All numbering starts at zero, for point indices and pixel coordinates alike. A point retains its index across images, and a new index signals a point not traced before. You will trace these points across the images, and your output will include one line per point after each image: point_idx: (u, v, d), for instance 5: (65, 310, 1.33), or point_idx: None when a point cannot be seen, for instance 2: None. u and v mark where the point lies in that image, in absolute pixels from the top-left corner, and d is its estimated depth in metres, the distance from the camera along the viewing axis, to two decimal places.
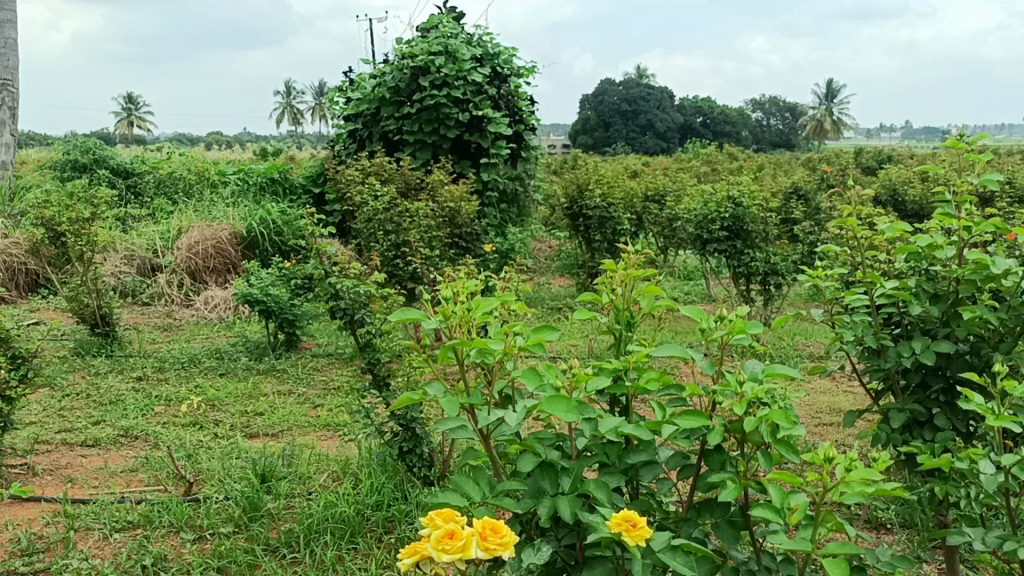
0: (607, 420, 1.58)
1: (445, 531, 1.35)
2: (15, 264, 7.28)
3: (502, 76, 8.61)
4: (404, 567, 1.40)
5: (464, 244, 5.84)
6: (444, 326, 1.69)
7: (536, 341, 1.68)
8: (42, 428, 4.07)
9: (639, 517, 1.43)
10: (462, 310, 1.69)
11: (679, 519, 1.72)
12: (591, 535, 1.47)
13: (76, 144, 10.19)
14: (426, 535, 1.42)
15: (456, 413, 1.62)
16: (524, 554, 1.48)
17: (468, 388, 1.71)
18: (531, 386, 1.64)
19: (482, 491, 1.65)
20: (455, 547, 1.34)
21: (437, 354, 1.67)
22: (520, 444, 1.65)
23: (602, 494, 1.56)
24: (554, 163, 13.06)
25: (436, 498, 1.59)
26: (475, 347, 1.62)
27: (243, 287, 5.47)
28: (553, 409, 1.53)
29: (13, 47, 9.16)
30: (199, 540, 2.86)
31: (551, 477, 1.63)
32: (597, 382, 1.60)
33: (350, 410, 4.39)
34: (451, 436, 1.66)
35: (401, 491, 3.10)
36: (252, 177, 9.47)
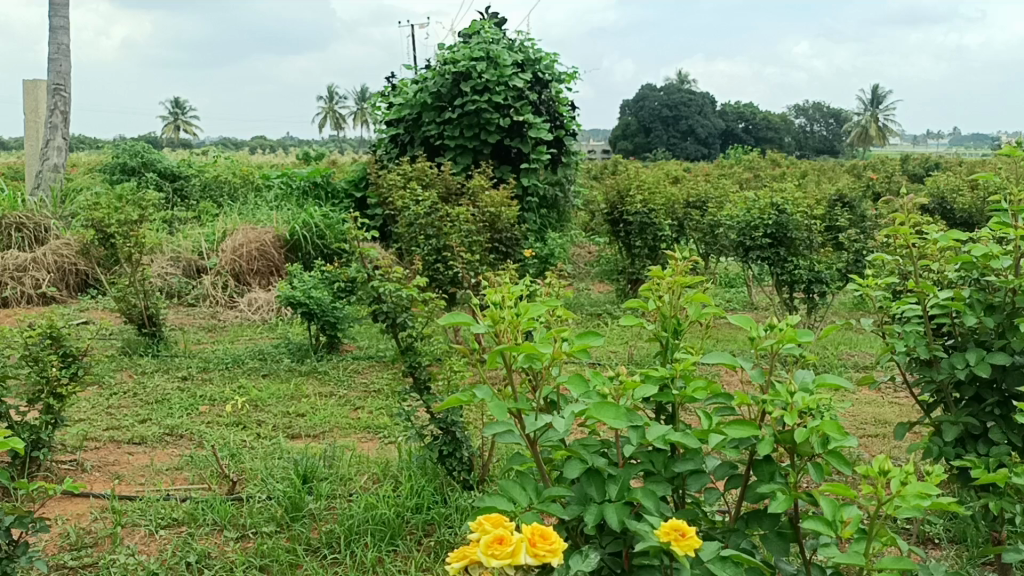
0: (654, 428, 1.57)
1: (495, 536, 1.35)
2: (66, 264, 7.45)
3: (543, 81, 8.63)
4: (452, 572, 1.40)
5: (504, 249, 5.85)
6: (491, 330, 1.70)
7: (581, 346, 1.67)
8: (91, 425, 4.16)
9: (688, 526, 1.42)
10: (510, 314, 1.69)
11: (727, 529, 1.70)
12: (640, 544, 1.46)
13: (125, 147, 10.39)
14: (475, 540, 1.41)
15: (503, 417, 1.61)
16: (571, 561, 1.47)
17: (516, 393, 1.70)
18: (576, 392, 1.63)
19: (528, 496, 1.64)
20: (504, 552, 1.34)
21: (484, 359, 1.68)
22: (566, 450, 1.65)
23: (649, 503, 1.55)
24: (595, 169, 13.06)
25: (484, 503, 1.59)
26: (523, 351, 1.62)
27: (286, 290, 5.54)
28: (602, 416, 1.53)
29: (65, 53, 9.43)
30: (242, 538, 2.90)
31: (598, 484, 1.62)
32: (645, 389, 1.59)
33: (390, 413, 4.42)
34: (499, 440, 1.66)
35: (441, 495, 3.11)
36: (296, 181, 9.59)
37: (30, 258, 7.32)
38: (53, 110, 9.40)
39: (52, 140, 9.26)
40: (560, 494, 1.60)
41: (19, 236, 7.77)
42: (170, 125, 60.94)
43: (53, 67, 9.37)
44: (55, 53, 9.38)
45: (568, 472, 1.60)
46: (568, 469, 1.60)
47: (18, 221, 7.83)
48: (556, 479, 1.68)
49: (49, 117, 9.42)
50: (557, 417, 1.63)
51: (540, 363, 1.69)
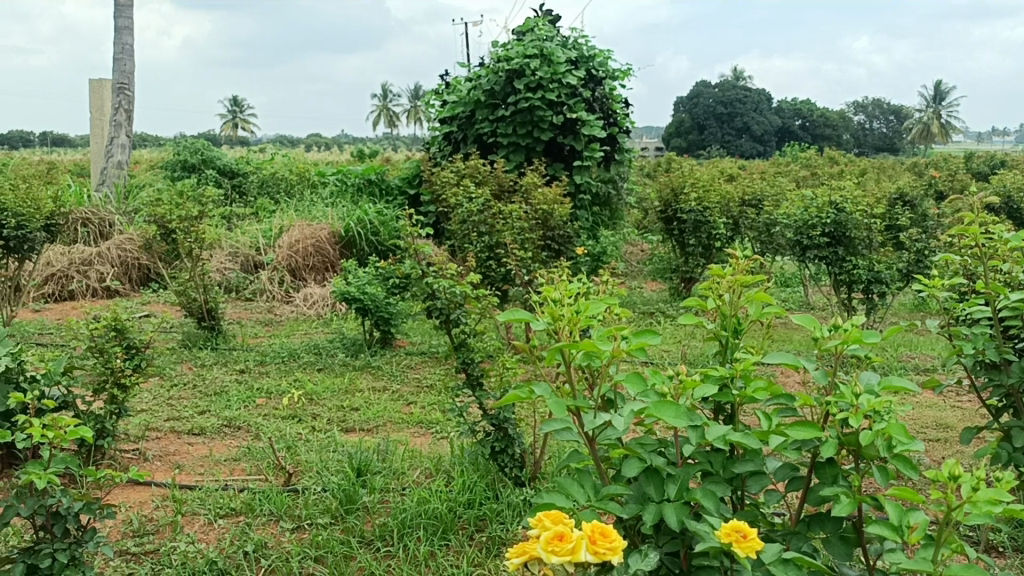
0: (714, 428, 1.55)
1: (554, 533, 1.35)
2: (129, 259, 7.65)
3: (597, 78, 8.59)
4: (512, 567, 1.40)
5: (557, 246, 5.84)
6: (550, 328, 1.70)
7: (639, 345, 1.66)
8: (153, 415, 4.27)
9: (749, 528, 1.40)
10: (570, 311, 1.69)
11: (787, 532, 1.68)
12: (699, 544, 1.45)
13: (185, 145, 10.61)
14: (534, 536, 1.41)
15: (562, 414, 1.61)
16: (631, 560, 1.47)
17: (575, 391, 1.70)
18: (634, 390, 1.62)
19: (586, 493, 1.64)
20: (564, 549, 1.33)
21: (543, 356, 1.68)
22: (624, 449, 1.64)
23: (709, 503, 1.54)
24: (649, 166, 12.97)
25: (541, 500, 1.59)
26: (582, 349, 1.62)
27: (341, 285, 5.62)
28: (662, 414, 1.52)
29: (129, 53, 9.68)
30: (298, 529, 2.94)
31: (657, 483, 1.62)
32: (705, 388, 1.58)
33: (442, 409, 4.45)
34: (556, 438, 1.67)
35: (493, 491, 3.13)
36: (351, 178, 9.72)
37: (95, 252, 7.52)
38: (118, 108, 9.65)
39: (116, 138, 9.50)
40: (619, 492, 1.59)
41: (85, 231, 8.01)
42: (229, 124, 62.37)
43: (118, 66, 9.62)
44: (120, 53, 9.64)
45: (626, 470, 1.59)
46: (626, 468, 1.59)
47: (84, 216, 8.06)
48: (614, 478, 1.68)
49: (113, 116, 9.67)
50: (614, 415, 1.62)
51: (598, 362, 1.69)
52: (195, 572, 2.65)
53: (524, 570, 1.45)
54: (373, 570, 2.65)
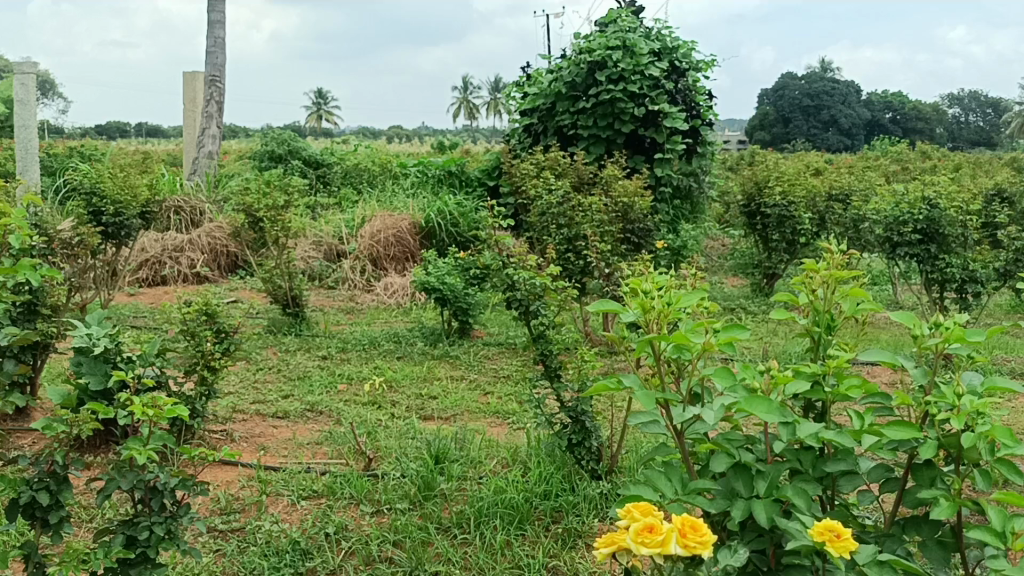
0: (807, 425, 1.52)
1: (645, 524, 1.33)
2: (218, 246, 7.90)
3: (680, 70, 8.47)
4: (600, 557, 1.39)
5: (636, 240, 5.78)
6: (640, 319, 1.68)
7: (729, 339, 1.64)
8: (240, 398, 4.41)
9: (844, 527, 1.37)
10: (661, 303, 1.67)
11: (881, 534, 1.63)
12: (790, 543, 1.42)
13: (272, 136, 10.87)
14: (623, 527, 1.40)
15: (651, 407, 1.60)
16: (720, 554, 1.45)
17: (664, 384, 1.68)
18: (723, 384, 1.60)
19: (673, 487, 1.62)
20: (654, 541, 1.31)
21: (632, 348, 1.67)
22: (712, 444, 1.62)
23: (800, 502, 1.51)
24: (731, 160, 12.74)
25: (628, 492, 1.58)
26: (673, 341, 1.60)
27: (421, 275, 5.69)
28: (753, 409, 1.50)
29: (221, 46, 9.99)
30: (377, 513, 3.00)
31: (746, 479, 1.60)
32: (797, 385, 1.55)
33: (519, 400, 4.48)
34: (644, 430, 1.66)
35: (569, 482, 3.14)
36: (431, 170, 9.82)
37: (187, 240, 7.79)
38: (209, 100, 9.95)
39: (207, 129, 9.79)
40: (706, 486, 1.57)
41: (178, 218, 8.30)
42: (314, 116, 63.95)
43: (210, 59, 9.93)
44: (212, 47, 9.96)
45: (714, 465, 1.57)
46: (714, 463, 1.58)
47: (177, 204, 8.35)
48: (701, 472, 1.66)
49: (205, 107, 9.98)
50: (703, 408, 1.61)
51: (689, 355, 1.68)
52: (279, 551, 2.73)
53: (612, 560, 1.45)
54: (450, 557, 2.69)
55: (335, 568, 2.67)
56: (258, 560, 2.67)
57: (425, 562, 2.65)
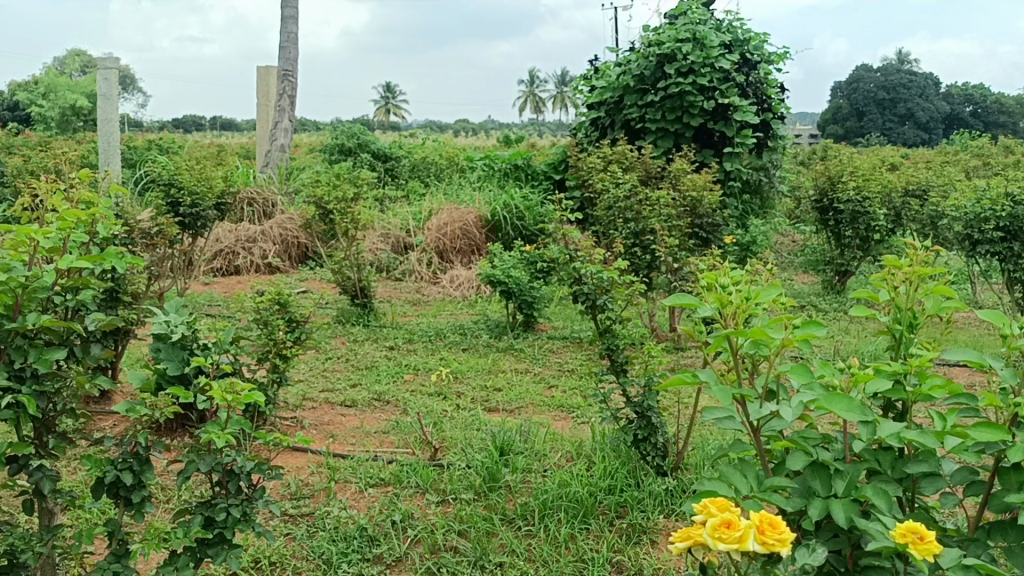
0: (888, 424, 1.49)
1: (722, 520, 1.32)
2: (289, 237, 8.06)
3: (751, 62, 8.32)
4: (676, 551, 1.38)
5: (704, 235, 5.70)
6: (717, 314, 1.66)
7: (806, 335, 1.61)
8: (309, 386, 4.51)
9: (926, 529, 1.34)
10: (739, 298, 1.65)
11: (964, 539, 1.59)
12: (870, 543, 1.39)
13: (342, 129, 11.03)
14: (699, 522, 1.39)
15: (728, 402, 1.58)
16: (797, 553, 1.43)
17: (740, 379, 1.66)
18: (802, 381, 1.57)
19: (749, 483, 1.60)
20: (732, 537, 1.30)
21: (709, 343, 1.65)
22: (789, 442, 1.60)
23: (881, 502, 1.48)
24: (802, 154, 12.49)
25: (702, 487, 1.57)
26: (750, 337, 1.58)
27: (487, 269, 5.72)
28: (834, 407, 1.48)
29: (293, 41, 10.19)
30: (442, 503, 3.03)
31: (823, 478, 1.57)
32: (878, 384, 1.52)
33: (583, 394, 4.47)
34: (718, 425, 1.64)
35: (634, 478, 3.12)
36: (498, 163, 9.85)
37: (259, 231, 7.97)
38: (282, 94, 10.14)
39: (280, 122, 9.99)
40: (783, 484, 1.55)
41: (251, 210, 8.50)
42: (382, 111, 64.92)
43: (283, 54, 10.13)
44: (285, 42, 10.16)
45: (791, 462, 1.55)
46: (792, 460, 1.55)
47: (250, 196, 8.55)
48: (776, 470, 1.64)
49: (278, 101, 10.18)
50: (781, 405, 1.59)
51: (767, 351, 1.65)
52: (347, 537, 2.79)
53: (688, 555, 1.43)
54: (514, 548, 2.71)
55: (401, 556, 2.71)
56: (326, 545, 2.73)
57: (489, 553, 2.67)
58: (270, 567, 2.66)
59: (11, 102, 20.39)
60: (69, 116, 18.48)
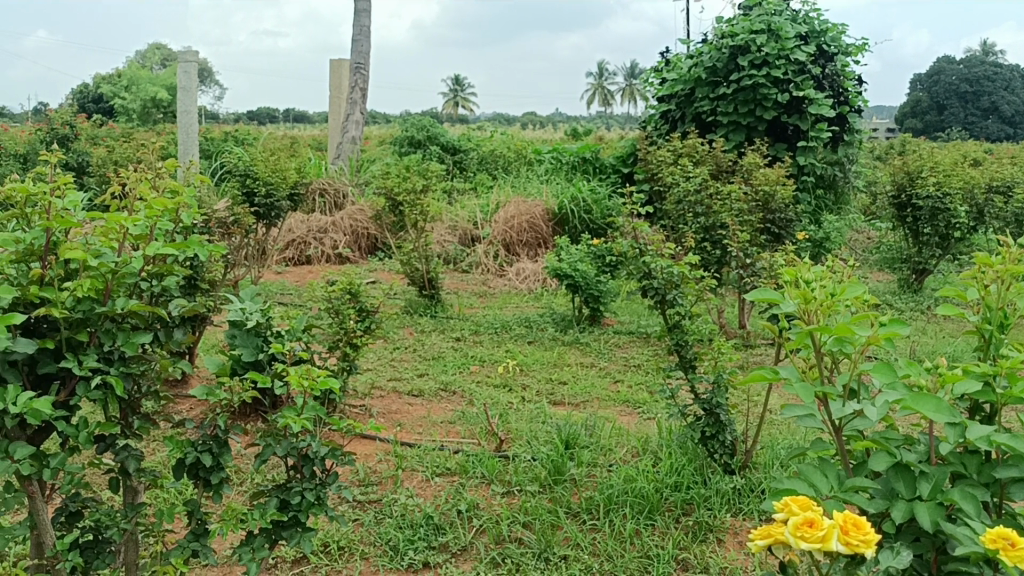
0: (977, 427, 1.45)
1: (804, 518, 1.29)
2: (360, 228, 8.18)
3: (828, 54, 8.12)
4: (755, 549, 1.36)
5: (777, 230, 5.59)
6: (801, 310, 1.63)
7: (889, 334, 1.57)
8: (378, 375, 4.58)
9: (1017, 535, 1.30)
10: (824, 293, 1.62)
11: None
12: (956, 548, 1.36)
13: (412, 122, 11.12)
14: (779, 520, 1.36)
15: (809, 400, 1.56)
16: (880, 556, 1.40)
17: (823, 377, 1.63)
18: (885, 380, 1.54)
19: (829, 483, 1.57)
20: (814, 537, 1.27)
21: (791, 339, 1.62)
22: (872, 442, 1.57)
23: (969, 507, 1.43)
24: (880, 149, 12.16)
25: (782, 486, 1.55)
26: (835, 334, 1.55)
27: (554, 262, 5.71)
28: (920, 407, 1.44)
29: (366, 35, 10.33)
30: (508, 494, 3.05)
31: (907, 480, 1.54)
32: (966, 384, 1.48)
33: (650, 389, 4.44)
34: (798, 423, 1.62)
35: (701, 475, 3.09)
36: (566, 157, 9.83)
37: (330, 221, 8.12)
38: (354, 87, 10.28)
39: (351, 115, 10.14)
40: (865, 485, 1.52)
41: (323, 201, 8.66)
42: (451, 104, 65.54)
43: (355, 47, 10.27)
44: (358, 35, 10.31)
45: (873, 463, 1.52)
46: (874, 461, 1.52)
47: (322, 187, 8.71)
48: (857, 470, 1.61)
49: (350, 94, 10.33)
50: (864, 404, 1.55)
51: (851, 349, 1.62)
52: (414, 524, 2.83)
53: (767, 553, 1.41)
54: (579, 542, 2.70)
55: (467, 545, 2.73)
56: (393, 532, 2.77)
57: (554, 545, 2.68)
58: (339, 551, 2.71)
59: (96, 94, 21.10)
60: (150, 108, 19.07)
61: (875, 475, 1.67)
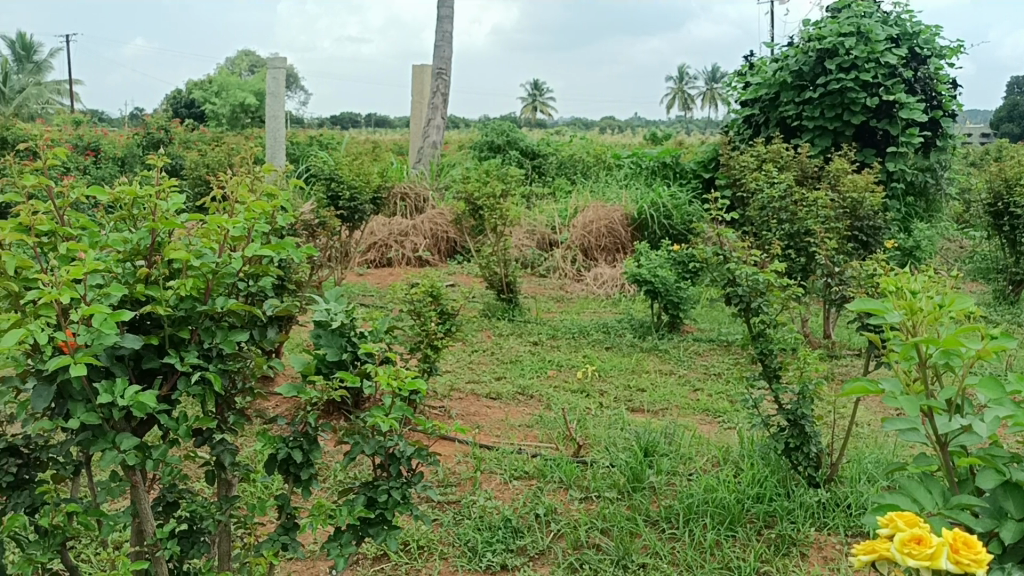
0: None
1: (912, 534, 1.25)
2: (439, 232, 8.28)
3: (921, 57, 7.90)
4: (859, 565, 1.33)
5: (864, 238, 5.43)
6: (907, 320, 1.60)
7: (999, 347, 1.52)
8: (457, 377, 4.62)
9: None
10: (931, 305, 1.59)
11: None
12: None
13: (492, 126, 11.18)
14: (885, 536, 1.32)
15: (914, 412, 1.52)
16: None
17: (928, 389, 1.59)
18: (995, 394, 1.48)
19: (934, 499, 1.53)
20: (923, 554, 1.23)
21: (895, 350, 1.59)
22: (979, 458, 1.52)
23: None
24: (974, 155, 11.71)
25: (883, 500, 1.51)
26: (941, 346, 1.51)
27: (633, 267, 5.66)
28: None
29: (448, 40, 10.45)
30: (586, 499, 3.05)
31: (1018, 500, 1.48)
32: None
33: (731, 398, 4.37)
34: (901, 437, 1.57)
35: (785, 488, 3.03)
36: (645, 162, 9.76)
37: (411, 225, 8.24)
38: (435, 92, 10.41)
39: (433, 120, 10.27)
40: (972, 503, 1.47)
41: (404, 205, 8.80)
42: (528, 109, 65.96)
43: (438, 53, 10.40)
44: (441, 41, 10.44)
45: (982, 481, 1.47)
46: (982, 479, 1.48)
47: (403, 192, 8.85)
48: (963, 488, 1.56)
49: (432, 99, 10.46)
50: (973, 420, 1.50)
51: (958, 363, 1.56)
52: (492, 526, 2.85)
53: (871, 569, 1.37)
54: (658, 550, 2.68)
55: (545, 549, 2.74)
56: (472, 533, 2.80)
57: (632, 553, 2.66)
58: (419, 550, 2.75)
59: (188, 100, 21.89)
60: (239, 113, 19.71)
61: (980, 492, 1.61)
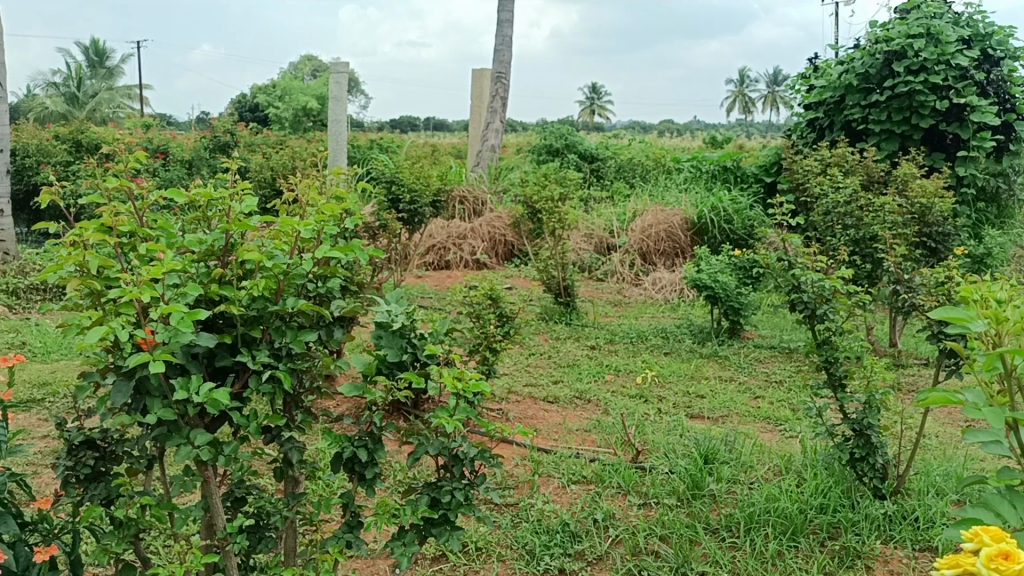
0: None
1: (1000, 549, 1.22)
2: (497, 235, 8.32)
3: (994, 58, 7.72)
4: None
5: (933, 245, 5.28)
6: (991, 329, 1.56)
7: None
8: (515, 380, 4.63)
9: None
10: (1016, 314, 1.55)
11: None
12: None
13: (550, 130, 11.19)
14: (969, 549, 1.29)
15: (998, 426, 1.48)
16: None
17: (1012, 401, 1.55)
18: None
19: (1019, 515, 1.49)
20: (1011, 569, 1.20)
21: (979, 361, 1.55)
22: None
23: None
24: None
25: (965, 514, 1.47)
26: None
27: (693, 272, 5.61)
28: None
29: (508, 44, 10.48)
30: (644, 505, 3.03)
31: None
32: None
33: (793, 407, 4.30)
34: (983, 450, 1.51)
35: (849, 499, 2.97)
36: (705, 165, 9.65)
37: (470, 228, 8.28)
38: (495, 95, 10.44)
39: (492, 123, 10.30)
40: None
41: (462, 208, 8.86)
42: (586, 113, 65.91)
43: (498, 57, 10.44)
44: (501, 44, 10.48)
45: None
46: None
47: (462, 195, 8.90)
48: None
49: (491, 103, 10.49)
50: None
51: None
52: (550, 530, 2.85)
53: None
54: (718, 559, 2.64)
55: (602, 554, 2.73)
56: (530, 536, 2.80)
57: (692, 561, 2.63)
58: (477, 552, 2.77)
59: (253, 103, 22.34)
60: (301, 117, 20.05)
61: None
